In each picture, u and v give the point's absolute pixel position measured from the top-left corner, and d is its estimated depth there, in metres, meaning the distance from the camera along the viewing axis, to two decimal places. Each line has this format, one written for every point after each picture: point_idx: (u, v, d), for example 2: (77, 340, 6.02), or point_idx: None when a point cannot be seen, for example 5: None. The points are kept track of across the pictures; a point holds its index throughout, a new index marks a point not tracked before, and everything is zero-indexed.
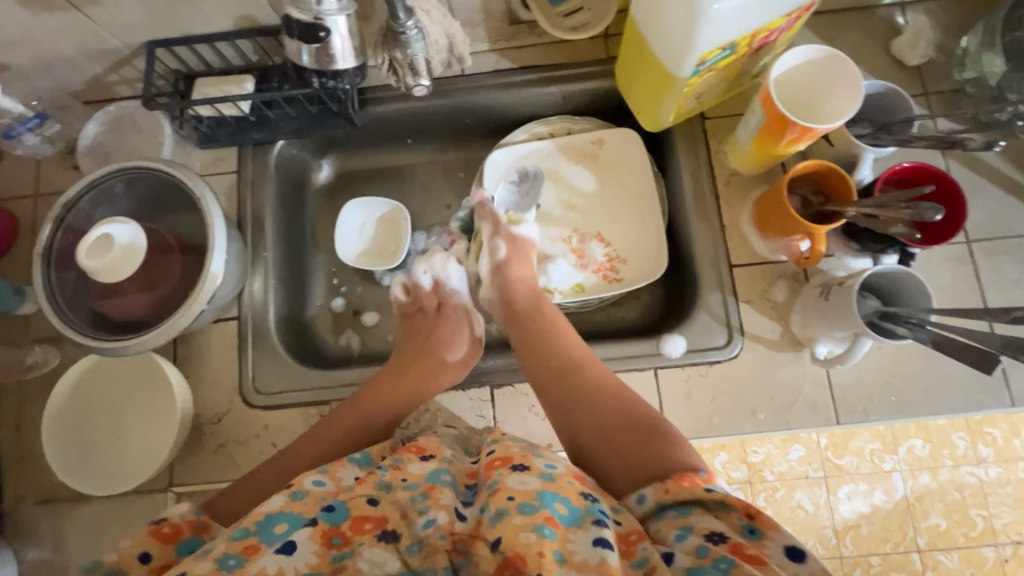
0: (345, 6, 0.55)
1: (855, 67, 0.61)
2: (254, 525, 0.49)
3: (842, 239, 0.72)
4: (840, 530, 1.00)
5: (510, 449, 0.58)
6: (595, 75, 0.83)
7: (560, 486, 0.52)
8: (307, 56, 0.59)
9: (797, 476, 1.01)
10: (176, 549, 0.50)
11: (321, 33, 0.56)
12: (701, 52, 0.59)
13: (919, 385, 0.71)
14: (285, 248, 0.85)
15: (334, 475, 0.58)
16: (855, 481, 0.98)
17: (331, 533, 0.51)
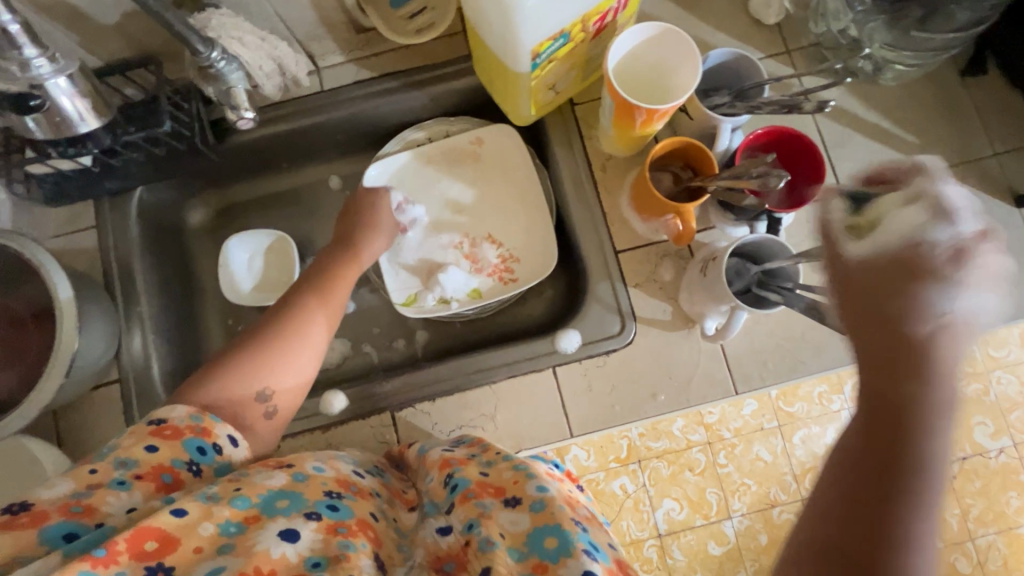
0: (63, 67, 0.59)
1: (691, 40, 0.60)
2: (256, 495, 0.44)
3: (719, 210, 0.71)
4: (800, 472, 0.75)
5: (501, 474, 0.53)
6: (459, 74, 0.80)
7: (550, 515, 0.47)
8: (38, 125, 0.63)
9: (753, 429, 0.75)
10: (181, 445, 0.48)
11: (36, 100, 0.59)
12: (532, 45, 0.57)
13: (809, 343, 0.72)
14: (164, 297, 0.81)
15: (332, 464, 0.54)
16: (809, 425, 0.75)
17: (336, 525, 0.44)
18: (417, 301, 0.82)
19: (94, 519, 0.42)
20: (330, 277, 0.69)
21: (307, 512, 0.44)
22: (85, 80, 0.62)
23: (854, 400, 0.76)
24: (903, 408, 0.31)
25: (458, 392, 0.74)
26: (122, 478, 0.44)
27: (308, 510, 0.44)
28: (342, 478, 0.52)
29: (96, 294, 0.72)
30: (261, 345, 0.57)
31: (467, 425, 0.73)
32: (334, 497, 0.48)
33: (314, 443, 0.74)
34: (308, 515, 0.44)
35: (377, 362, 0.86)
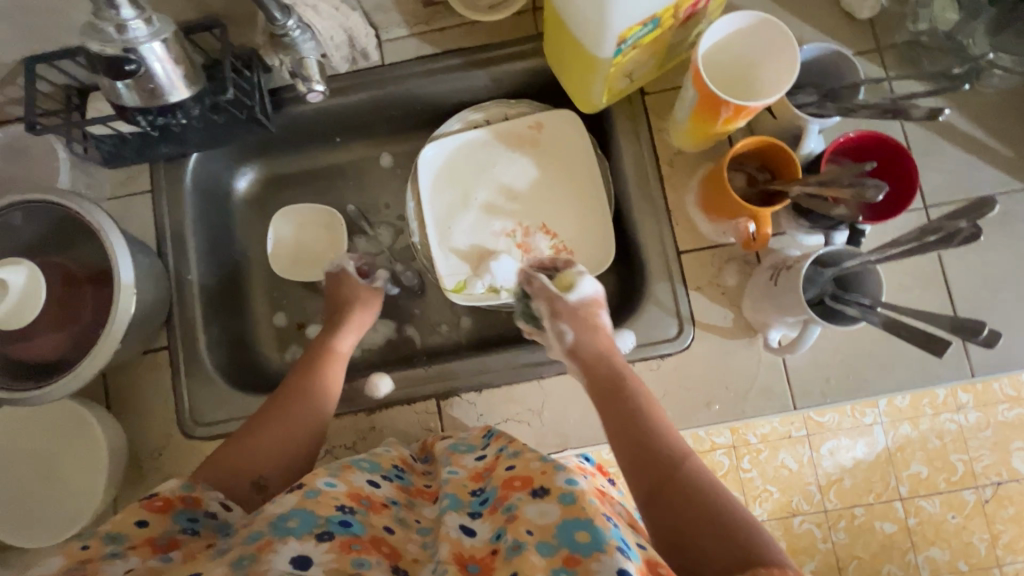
0: (158, 31, 0.54)
1: (791, 33, 0.56)
2: (266, 526, 0.46)
3: (792, 216, 0.68)
4: (824, 484, 1.00)
5: (530, 467, 0.53)
6: (525, 55, 0.77)
7: (581, 510, 0.46)
8: (128, 92, 0.59)
9: (780, 436, 1.01)
10: (171, 517, 0.52)
11: (132, 66, 0.54)
12: (619, 29, 0.54)
13: (877, 362, 0.69)
14: (214, 267, 0.81)
15: (345, 478, 0.55)
16: (838, 437, 1.00)
17: (350, 542, 0.46)
18: (466, 287, 0.80)
19: None
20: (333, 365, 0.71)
21: (318, 533, 0.46)
22: (177, 43, 0.58)
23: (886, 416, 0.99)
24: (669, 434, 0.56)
25: (506, 385, 0.73)
26: (115, 551, 0.47)
27: (320, 531, 0.46)
28: (354, 491, 0.53)
29: (150, 260, 0.72)
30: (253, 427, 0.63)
31: (512, 419, 0.72)
32: (347, 512, 0.49)
33: (357, 425, 0.73)
34: (319, 537, 0.46)
35: (419, 346, 0.85)
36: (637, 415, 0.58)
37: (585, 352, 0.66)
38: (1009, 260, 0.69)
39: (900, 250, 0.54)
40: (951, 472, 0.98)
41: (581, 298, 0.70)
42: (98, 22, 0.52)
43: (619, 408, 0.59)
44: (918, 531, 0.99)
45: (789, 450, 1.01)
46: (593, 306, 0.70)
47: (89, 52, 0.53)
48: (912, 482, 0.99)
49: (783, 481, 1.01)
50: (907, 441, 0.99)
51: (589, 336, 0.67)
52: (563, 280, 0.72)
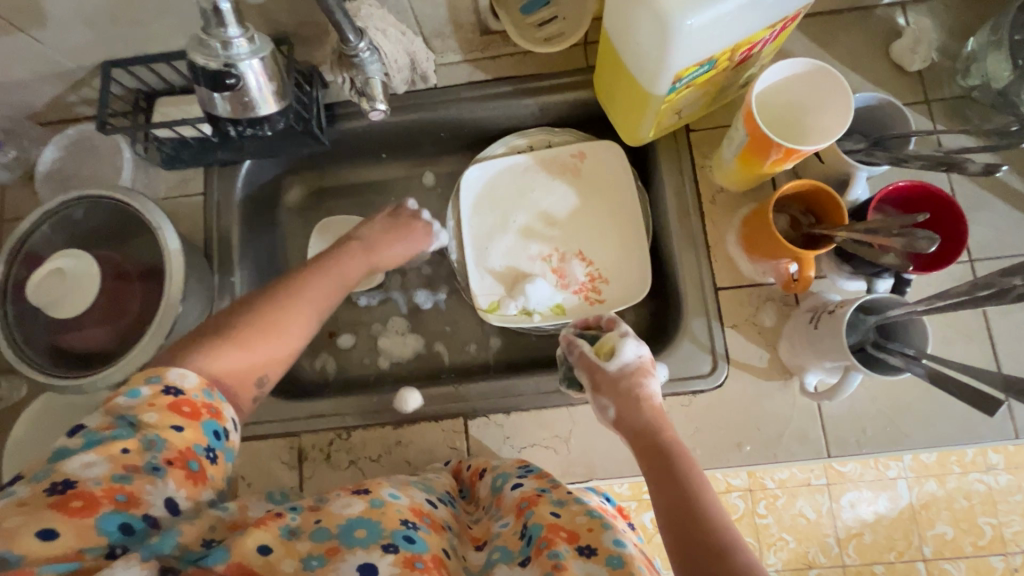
0: (258, 48, 0.55)
1: (845, 81, 0.57)
2: (335, 527, 0.45)
3: (834, 260, 0.67)
4: (843, 538, 0.96)
5: (576, 520, 0.51)
6: (574, 87, 0.79)
7: (630, 574, 0.46)
8: (221, 101, 0.59)
9: (799, 483, 0.97)
10: (200, 427, 0.46)
11: (231, 79, 0.55)
12: (676, 69, 0.55)
13: (915, 416, 0.67)
14: (256, 272, 0.83)
15: (406, 493, 0.54)
16: (859, 488, 0.95)
17: (414, 559, 0.45)
18: (500, 308, 0.80)
19: (140, 511, 0.41)
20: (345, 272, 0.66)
21: (384, 544, 0.45)
22: (273, 60, 0.57)
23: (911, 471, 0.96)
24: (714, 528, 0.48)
25: (534, 409, 0.72)
26: (157, 464, 0.43)
27: (385, 542, 0.45)
28: (415, 507, 0.52)
29: (198, 261, 0.74)
30: (260, 320, 0.55)
31: (539, 445, 0.71)
32: (410, 528, 0.48)
33: (384, 438, 0.73)
34: (385, 547, 0.45)
35: (447, 363, 0.85)
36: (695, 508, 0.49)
37: (639, 427, 0.58)
38: None
39: (947, 304, 0.54)
40: (978, 536, 0.95)
41: (622, 365, 0.62)
42: (206, 38, 0.52)
43: (673, 497, 0.50)
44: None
45: (808, 499, 0.97)
46: (641, 373, 0.62)
47: (192, 64, 0.54)
48: (936, 544, 0.95)
49: (800, 531, 0.98)
50: (933, 499, 0.96)
51: (638, 411, 0.60)
52: (601, 347, 0.65)
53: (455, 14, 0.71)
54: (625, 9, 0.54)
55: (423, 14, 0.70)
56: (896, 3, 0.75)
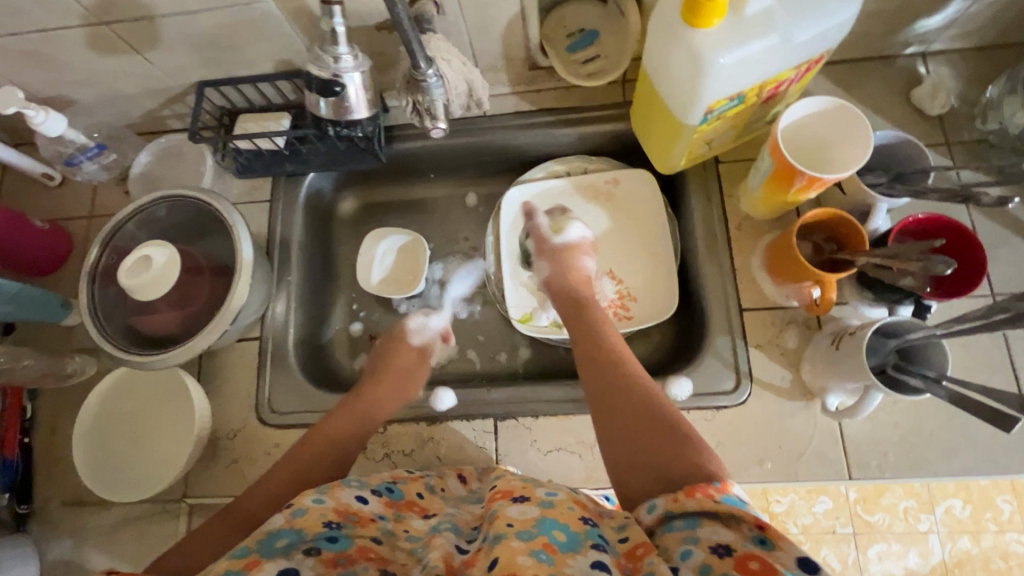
0: (360, 63, 0.63)
1: (865, 119, 0.62)
2: (253, 543, 0.50)
3: (857, 288, 0.70)
4: None
5: (510, 483, 0.59)
6: (611, 119, 0.86)
7: (558, 513, 0.51)
8: (324, 107, 0.67)
9: (823, 530, 1.09)
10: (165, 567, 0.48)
11: (337, 88, 0.63)
12: (708, 101, 0.61)
13: (939, 443, 0.69)
14: (309, 274, 0.90)
15: (333, 494, 0.58)
16: (887, 540, 1.07)
17: (336, 558, 0.51)
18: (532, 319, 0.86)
19: None
20: (346, 426, 0.72)
21: (304, 550, 0.50)
22: (371, 76, 0.66)
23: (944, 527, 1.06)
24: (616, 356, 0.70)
25: (562, 415, 0.76)
26: None
27: (307, 547, 0.51)
28: (341, 508, 0.57)
29: (262, 259, 0.82)
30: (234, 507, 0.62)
31: (564, 449, 0.75)
32: (333, 529, 0.54)
33: (417, 434, 0.77)
34: (305, 552, 0.50)
35: (478, 370, 0.90)
36: (613, 370, 0.68)
37: (561, 279, 0.82)
38: None
39: (965, 327, 0.57)
40: None
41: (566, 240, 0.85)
42: (321, 53, 0.61)
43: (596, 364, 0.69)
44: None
45: (834, 547, 1.08)
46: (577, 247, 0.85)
47: (308, 73, 0.63)
48: None
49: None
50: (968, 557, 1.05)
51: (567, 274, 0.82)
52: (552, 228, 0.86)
53: (507, 50, 0.80)
54: (665, 50, 0.60)
55: (479, 48, 0.79)
56: (916, 53, 0.81)
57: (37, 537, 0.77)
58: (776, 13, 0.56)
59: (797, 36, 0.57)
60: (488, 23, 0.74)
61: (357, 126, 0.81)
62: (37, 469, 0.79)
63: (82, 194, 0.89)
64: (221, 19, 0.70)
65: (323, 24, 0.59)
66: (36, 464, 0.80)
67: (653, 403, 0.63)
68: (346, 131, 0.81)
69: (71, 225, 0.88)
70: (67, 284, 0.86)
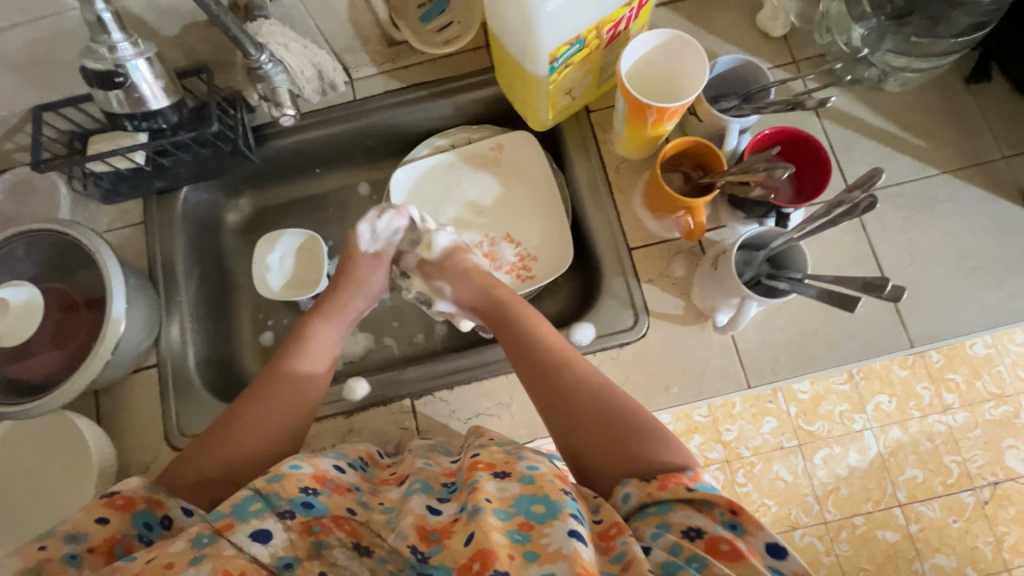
0: (142, 52, 0.65)
1: (701, 47, 0.65)
2: (228, 508, 0.51)
3: (730, 208, 0.74)
4: (821, 495, 0.86)
5: (493, 453, 0.58)
6: (480, 84, 0.86)
7: (539, 488, 0.52)
8: (118, 102, 0.68)
9: (772, 447, 0.87)
10: (131, 518, 0.52)
11: (119, 78, 0.65)
12: (547, 50, 0.62)
13: (821, 338, 0.74)
14: (202, 291, 0.86)
15: (312, 461, 0.58)
16: (830, 445, 0.85)
17: (309, 524, 0.52)
18: None
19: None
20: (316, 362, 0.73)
21: (280, 511, 0.52)
22: (161, 65, 0.68)
23: (877, 420, 0.84)
24: (561, 353, 0.67)
25: (476, 381, 0.76)
26: (73, 552, 0.49)
27: (282, 509, 0.52)
28: (320, 474, 0.57)
29: (141, 281, 0.78)
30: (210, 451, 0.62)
31: (483, 414, 0.75)
32: (310, 493, 0.54)
33: (336, 427, 0.76)
34: (281, 516, 0.52)
35: (398, 355, 0.89)
36: (558, 375, 0.65)
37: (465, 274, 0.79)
38: (937, 239, 0.75)
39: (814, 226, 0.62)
40: (947, 475, 0.85)
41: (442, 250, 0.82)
42: (94, 45, 0.63)
43: (537, 372, 0.66)
44: (921, 538, 0.85)
45: (783, 462, 0.87)
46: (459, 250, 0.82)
47: (84, 68, 0.64)
48: (909, 488, 0.85)
49: (780, 494, 0.87)
50: (899, 445, 0.85)
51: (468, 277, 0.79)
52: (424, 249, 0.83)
53: (359, 29, 0.79)
54: (496, 4, 0.61)
55: (329, 31, 0.77)
56: None
57: None
58: None
59: None
60: (329, 3, 0.72)
61: (155, 117, 0.74)
62: None
63: None
64: (35, 34, 0.66)
65: (88, 14, 0.61)
66: None
67: (612, 399, 0.62)
68: (144, 124, 0.74)
69: None
70: None
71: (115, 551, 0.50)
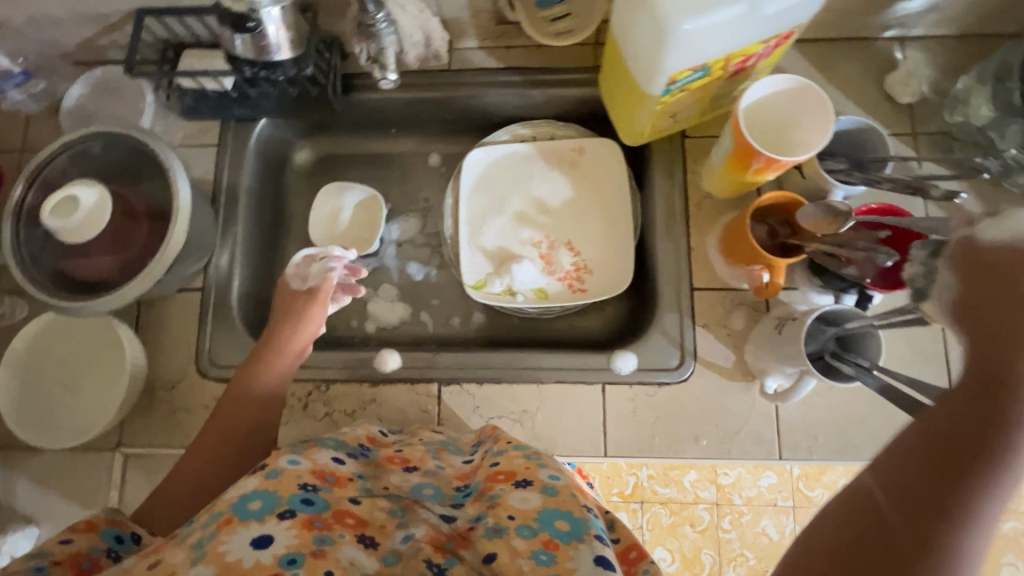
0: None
1: (830, 103, 0.61)
2: (227, 506, 0.47)
3: (808, 273, 0.70)
4: None
5: (513, 461, 0.57)
6: (578, 83, 0.83)
7: (562, 502, 0.51)
8: (242, 44, 0.69)
9: (765, 502, 1.28)
10: (98, 535, 0.51)
11: (251, 24, 0.64)
12: (669, 72, 0.59)
13: (867, 429, 0.71)
14: (258, 226, 0.86)
15: (309, 455, 0.56)
16: None
17: (312, 520, 0.48)
18: (486, 285, 0.84)
19: None
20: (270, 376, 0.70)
21: (280, 512, 0.48)
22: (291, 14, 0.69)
23: None
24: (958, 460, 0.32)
25: (507, 383, 0.75)
26: (39, 565, 0.46)
27: (282, 510, 0.48)
28: (318, 469, 0.55)
29: (204, 205, 0.78)
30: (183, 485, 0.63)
31: (507, 417, 0.74)
32: (309, 491, 0.51)
33: (360, 394, 0.76)
34: (280, 516, 0.47)
35: (430, 333, 0.88)
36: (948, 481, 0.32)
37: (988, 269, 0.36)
38: None
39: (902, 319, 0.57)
40: None
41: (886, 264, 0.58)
42: None
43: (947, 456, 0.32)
44: None
45: None
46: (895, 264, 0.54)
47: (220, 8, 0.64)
48: None
49: (760, 547, 1.27)
50: None
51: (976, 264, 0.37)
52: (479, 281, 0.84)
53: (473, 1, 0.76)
54: (628, 13, 0.58)
55: None
56: (894, 38, 0.79)
57: None
58: None
59: (766, 6, 0.54)
60: None
61: (277, 68, 0.76)
62: None
63: (14, 125, 0.84)
64: None
65: None
66: None
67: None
68: (263, 73, 0.77)
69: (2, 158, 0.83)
70: None
71: (81, 565, 0.49)
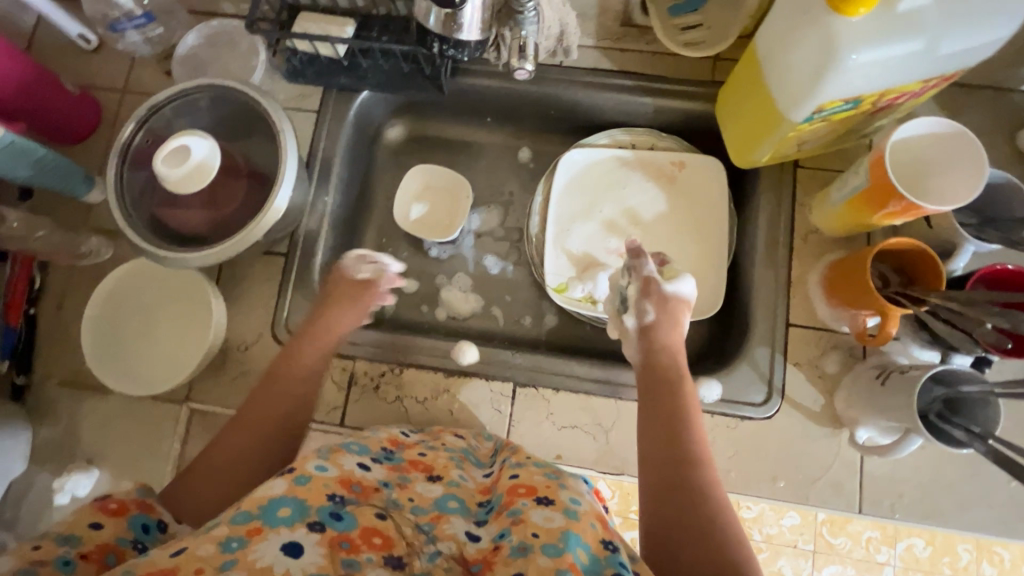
0: None
1: (985, 155, 0.58)
2: (257, 509, 0.46)
3: (915, 325, 0.67)
4: None
5: (534, 479, 0.56)
6: (692, 96, 0.80)
7: (583, 527, 0.50)
8: (435, 20, 0.64)
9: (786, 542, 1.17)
10: (126, 522, 0.49)
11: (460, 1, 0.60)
12: (821, 99, 0.56)
13: (955, 496, 0.68)
14: (345, 199, 0.85)
15: (336, 461, 0.54)
16: None
17: (339, 539, 0.48)
18: (567, 290, 0.82)
19: None
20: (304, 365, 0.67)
21: (309, 523, 0.47)
22: None
23: None
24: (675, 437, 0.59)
25: (584, 394, 0.73)
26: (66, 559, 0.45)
27: (311, 521, 0.47)
28: (344, 477, 0.53)
29: (303, 171, 0.77)
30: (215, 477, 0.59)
31: (580, 428, 0.73)
32: (337, 503, 0.50)
33: (433, 383, 0.75)
34: (310, 527, 0.47)
35: (500, 329, 0.87)
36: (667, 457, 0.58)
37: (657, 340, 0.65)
38: None
39: None
40: None
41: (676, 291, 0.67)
42: None
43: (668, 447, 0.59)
44: None
45: None
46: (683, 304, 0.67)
47: None
48: None
49: None
50: None
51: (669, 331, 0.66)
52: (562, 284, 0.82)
53: None
54: (790, 31, 0.55)
55: None
56: None
57: (34, 410, 0.76)
58: (930, 14, 0.51)
59: (942, 45, 0.51)
60: None
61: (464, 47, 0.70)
62: (40, 345, 0.77)
63: (120, 65, 0.84)
64: None
65: None
66: (39, 340, 0.77)
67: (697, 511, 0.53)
68: (450, 50, 0.70)
69: (104, 96, 0.83)
70: (90, 157, 0.82)
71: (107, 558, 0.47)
